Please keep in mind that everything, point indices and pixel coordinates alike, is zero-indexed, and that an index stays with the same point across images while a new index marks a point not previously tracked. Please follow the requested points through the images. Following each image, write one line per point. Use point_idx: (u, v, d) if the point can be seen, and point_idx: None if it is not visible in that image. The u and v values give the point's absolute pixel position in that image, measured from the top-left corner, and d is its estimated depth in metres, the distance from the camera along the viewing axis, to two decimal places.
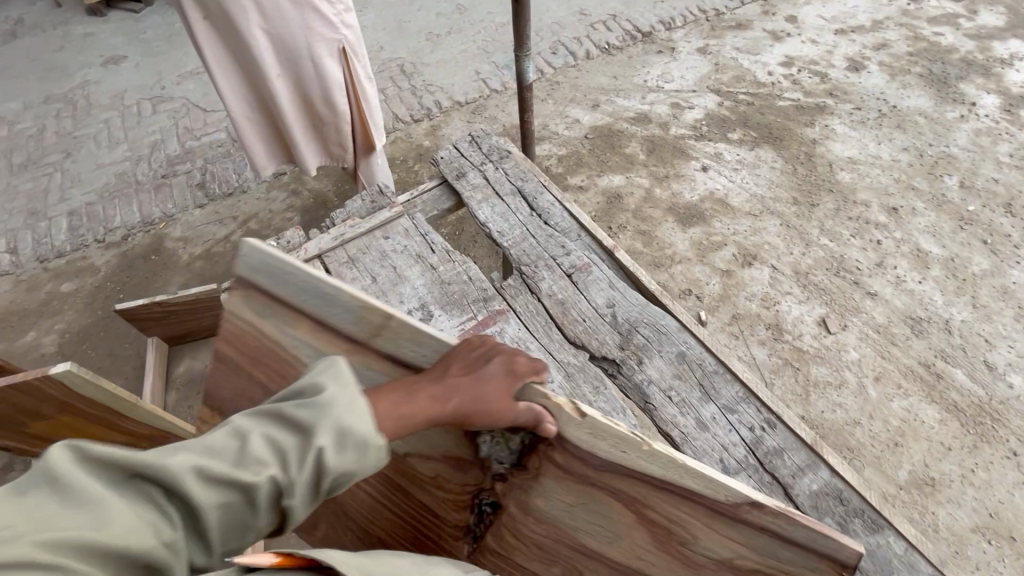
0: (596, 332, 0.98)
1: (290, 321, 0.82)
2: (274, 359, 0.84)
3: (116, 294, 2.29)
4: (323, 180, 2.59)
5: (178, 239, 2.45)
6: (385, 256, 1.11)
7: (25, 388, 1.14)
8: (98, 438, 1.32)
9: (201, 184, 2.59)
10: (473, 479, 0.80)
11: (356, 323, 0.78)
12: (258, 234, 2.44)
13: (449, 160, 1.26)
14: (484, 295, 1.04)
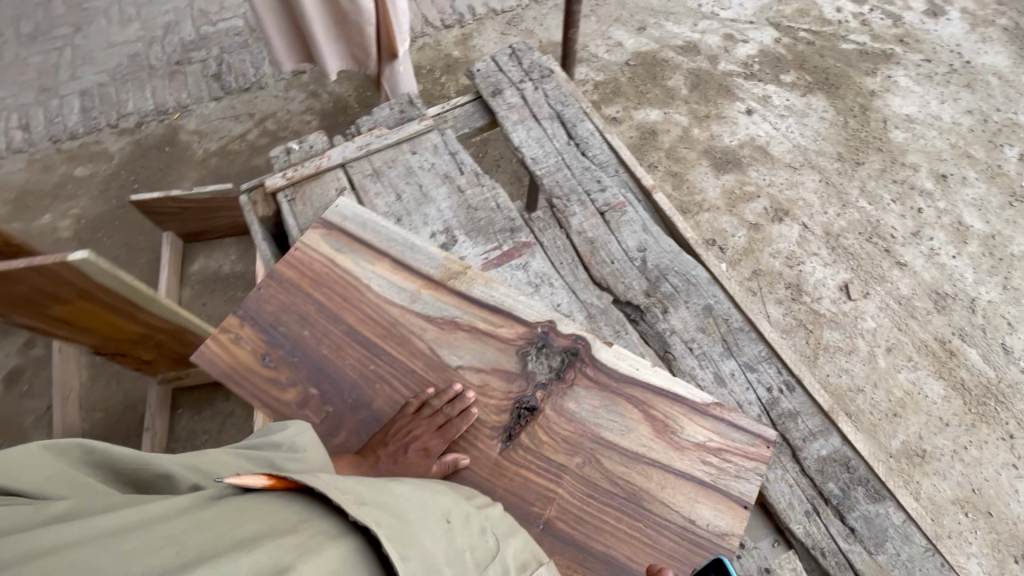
0: (623, 275, 0.95)
1: (367, 257, 0.94)
2: (336, 285, 0.91)
3: (130, 183, 2.25)
4: (345, 84, 2.46)
5: (194, 132, 2.37)
6: (411, 173, 1.05)
7: (39, 270, 1.11)
8: (116, 324, 1.37)
9: (217, 75, 2.46)
10: (518, 386, 0.82)
11: (433, 265, 0.93)
12: (275, 136, 2.35)
13: (485, 74, 1.17)
14: (511, 226, 1.00)
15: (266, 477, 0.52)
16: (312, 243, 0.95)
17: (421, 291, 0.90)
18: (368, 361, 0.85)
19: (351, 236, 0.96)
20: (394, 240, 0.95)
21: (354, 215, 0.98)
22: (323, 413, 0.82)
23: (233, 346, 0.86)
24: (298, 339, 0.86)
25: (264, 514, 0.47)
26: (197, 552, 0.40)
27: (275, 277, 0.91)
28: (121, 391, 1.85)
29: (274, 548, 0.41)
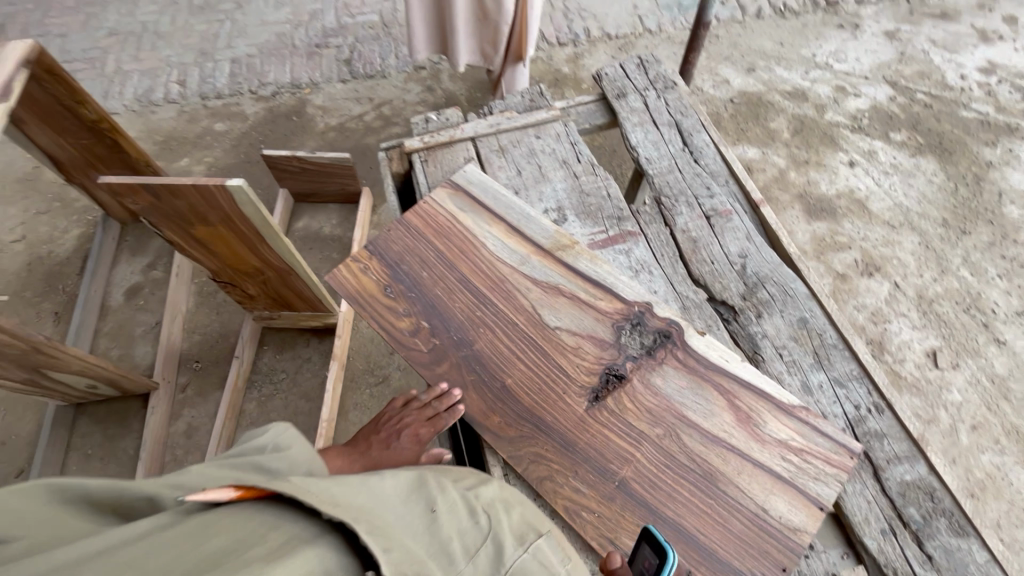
0: (721, 276, 0.99)
1: (486, 219, 1.02)
2: (455, 239, 1.00)
3: (259, 143, 2.51)
4: (459, 84, 2.64)
5: (319, 107, 2.60)
6: (533, 154, 1.14)
7: (200, 190, 1.28)
8: (238, 252, 1.54)
9: (348, 61, 2.71)
10: (609, 354, 0.88)
11: (545, 235, 1.00)
12: (389, 121, 2.55)
13: (612, 78, 1.25)
14: (619, 214, 1.06)
15: (235, 489, 0.55)
16: (439, 200, 1.05)
17: (531, 255, 0.98)
18: (476, 307, 0.93)
19: (473, 199, 1.05)
20: (512, 208, 1.04)
21: (478, 181, 1.07)
22: (430, 344, 0.90)
23: (361, 274, 0.97)
24: (417, 278, 0.96)
25: (245, 522, 0.50)
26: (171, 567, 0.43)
27: (404, 223, 1.02)
28: (219, 322, 2.04)
29: (244, 555, 0.44)
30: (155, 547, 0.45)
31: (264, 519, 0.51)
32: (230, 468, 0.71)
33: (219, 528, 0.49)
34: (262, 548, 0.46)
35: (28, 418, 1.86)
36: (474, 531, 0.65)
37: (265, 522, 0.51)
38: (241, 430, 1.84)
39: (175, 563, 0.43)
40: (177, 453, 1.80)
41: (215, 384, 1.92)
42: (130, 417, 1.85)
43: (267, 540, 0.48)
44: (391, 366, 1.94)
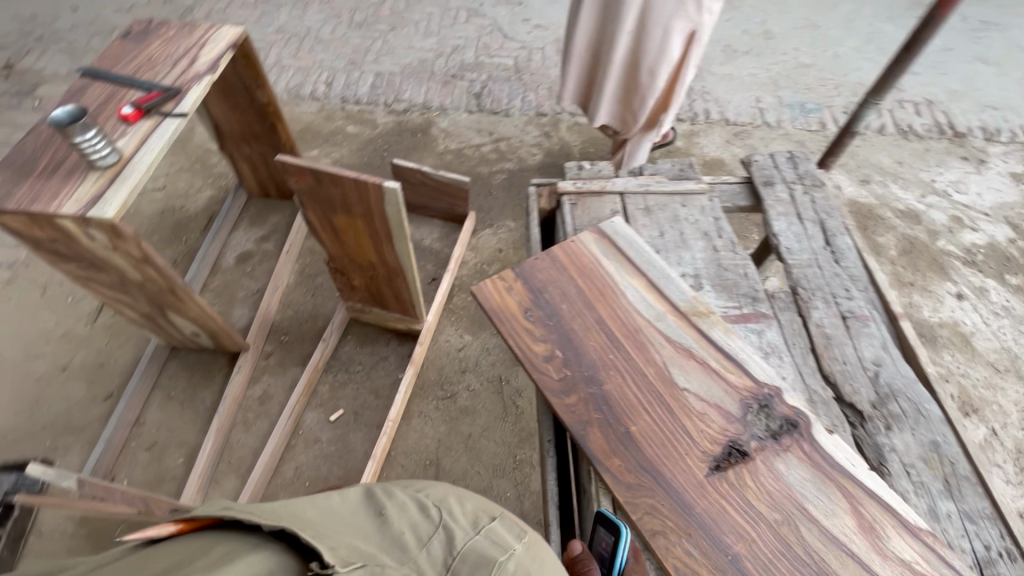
0: (852, 379, 0.99)
1: (628, 270, 1.07)
2: (596, 281, 1.05)
3: (382, 151, 2.69)
4: (576, 135, 2.76)
5: (443, 130, 2.78)
6: (676, 220, 1.19)
7: (358, 183, 1.40)
8: (363, 246, 1.66)
9: (478, 95, 2.90)
10: (734, 428, 0.88)
11: (683, 298, 1.04)
12: (504, 155, 2.68)
13: (761, 166, 1.31)
14: (754, 295, 1.09)
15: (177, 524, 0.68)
16: (584, 242, 1.12)
17: (667, 313, 1.01)
18: (609, 350, 0.96)
19: (617, 248, 1.11)
20: (653, 266, 1.09)
21: (622, 234, 1.13)
22: (562, 373, 0.93)
23: (505, 293, 1.04)
24: (557, 308, 1.01)
25: (199, 546, 0.63)
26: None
27: (550, 256, 1.09)
28: (312, 303, 2.15)
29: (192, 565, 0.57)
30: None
31: (209, 542, 0.64)
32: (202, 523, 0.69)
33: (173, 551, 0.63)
34: (209, 560, 0.59)
35: (126, 349, 1.99)
36: (426, 523, 0.75)
37: (211, 542, 0.64)
38: (309, 409, 1.91)
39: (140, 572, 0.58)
40: (248, 416, 1.88)
41: (295, 361, 2.00)
42: (214, 371, 1.95)
43: (211, 555, 0.60)
44: (461, 383, 1.98)
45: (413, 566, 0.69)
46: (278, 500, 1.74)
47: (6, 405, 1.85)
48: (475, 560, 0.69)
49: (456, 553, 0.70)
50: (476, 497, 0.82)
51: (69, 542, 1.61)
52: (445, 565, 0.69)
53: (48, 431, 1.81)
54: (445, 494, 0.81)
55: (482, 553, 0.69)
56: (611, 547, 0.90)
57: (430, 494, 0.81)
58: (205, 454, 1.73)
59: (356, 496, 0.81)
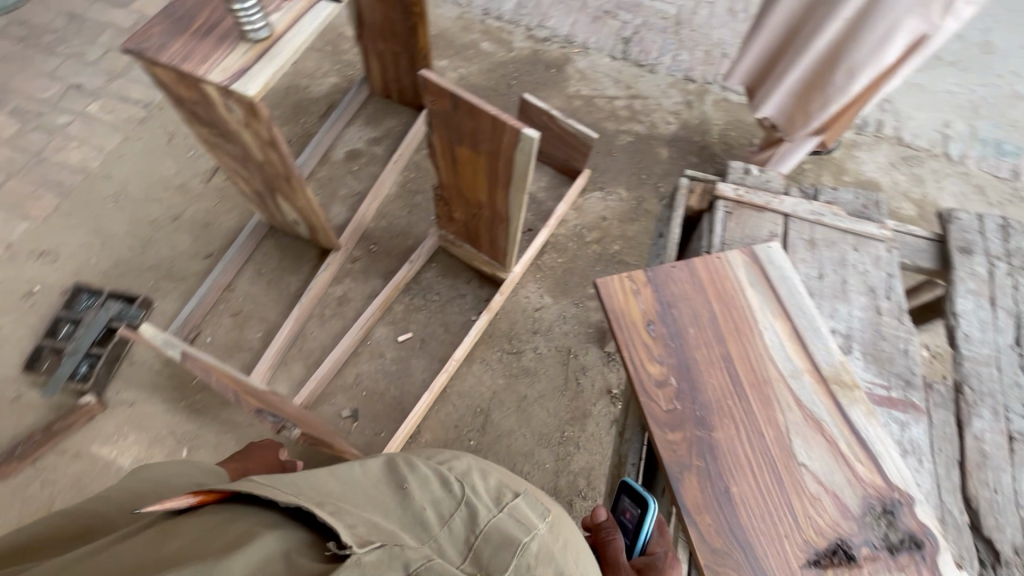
0: (999, 512, 0.86)
1: (772, 309, 0.95)
2: (734, 311, 0.94)
3: (511, 78, 2.52)
4: (720, 114, 2.47)
5: (579, 70, 2.55)
6: (842, 265, 1.03)
7: (496, 123, 1.30)
8: (475, 185, 1.59)
9: (627, 40, 2.62)
10: (846, 526, 0.78)
11: (828, 360, 0.90)
12: (636, 115, 2.45)
13: (963, 227, 1.08)
14: (909, 379, 0.94)
15: (194, 494, 0.64)
16: (731, 262, 0.99)
17: (806, 372, 0.89)
18: (729, 394, 0.87)
19: (767, 279, 0.97)
20: (803, 311, 0.95)
21: (777, 264, 0.99)
22: (671, 405, 0.86)
23: (631, 295, 0.94)
24: (683, 330, 0.91)
25: (211, 525, 0.60)
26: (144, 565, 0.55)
27: (690, 267, 0.97)
28: (407, 220, 2.13)
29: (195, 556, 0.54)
30: (133, 563, 0.56)
31: (224, 518, 0.61)
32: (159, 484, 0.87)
33: (184, 530, 0.60)
34: (223, 542, 0.56)
35: (231, 215, 2.07)
36: (449, 499, 0.69)
37: (226, 517, 0.61)
38: (381, 323, 1.94)
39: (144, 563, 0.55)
40: (325, 313, 1.94)
41: (379, 272, 2.02)
42: (304, 260, 2.01)
43: (226, 536, 0.57)
44: (530, 343, 1.94)
45: (434, 546, 0.63)
46: (336, 399, 1.83)
47: (122, 237, 1.99)
48: (499, 539, 0.64)
49: (477, 532, 0.65)
50: (500, 474, 0.78)
51: (154, 377, 1.77)
52: (467, 543, 0.64)
53: (153, 272, 1.95)
54: (468, 469, 0.76)
55: (507, 531, 0.65)
56: (636, 520, 0.88)
57: (453, 469, 0.76)
58: (281, 339, 1.82)
59: (378, 467, 0.74)
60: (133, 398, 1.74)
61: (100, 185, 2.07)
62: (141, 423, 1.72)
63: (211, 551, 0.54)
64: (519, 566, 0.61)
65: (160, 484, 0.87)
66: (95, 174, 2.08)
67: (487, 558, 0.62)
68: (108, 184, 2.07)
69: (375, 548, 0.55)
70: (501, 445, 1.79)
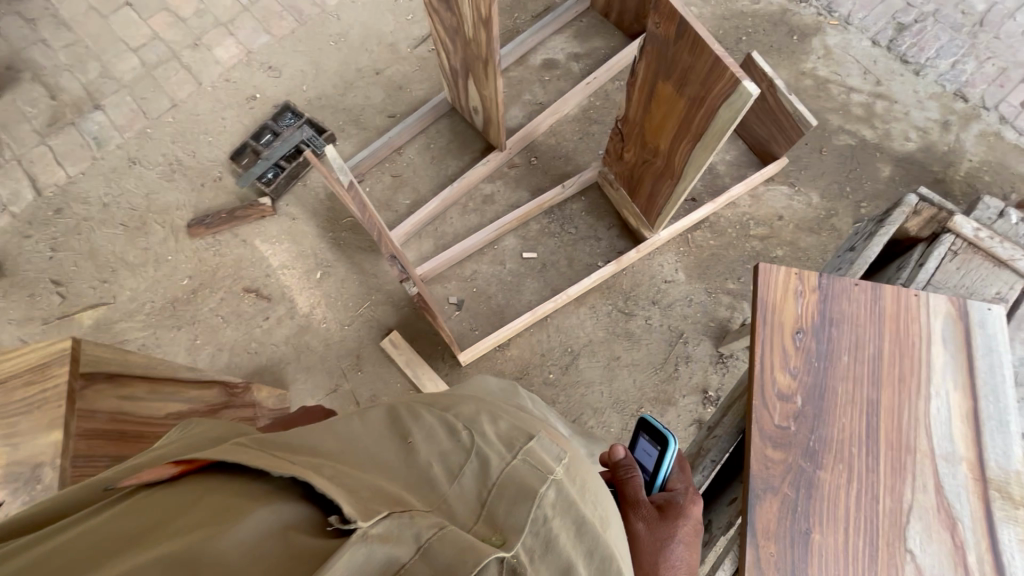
0: None
1: (957, 378, 0.78)
2: (907, 360, 0.79)
3: (744, 32, 2.22)
4: (980, 150, 2.00)
5: (826, 47, 2.18)
6: None
7: (716, 67, 1.17)
8: (661, 131, 1.47)
9: (902, 28, 2.16)
10: None
11: (1002, 464, 0.74)
12: (872, 119, 2.07)
13: None
14: None
15: (174, 465, 0.54)
16: (929, 306, 0.82)
17: (966, 462, 0.74)
18: (857, 442, 0.75)
19: (966, 344, 0.80)
20: (996, 396, 0.77)
21: (989, 332, 0.80)
22: (784, 421, 0.76)
23: (790, 294, 0.83)
24: (834, 353, 0.79)
25: (192, 502, 0.51)
26: (120, 550, 0.46)
27: (875, 293, 0.82)
28: (574, 146, 2.08)
29: (172, 542, 0.45)
30: (107, 548, 0.47)
31: (212, 491, 0.52)
32: (169, 445, 0.71)
33: (167, 502, 0.51)
34: (203, 522, 0.48)
35: (423, 86, 2.18)
36: (457, 451, 0.62)
37: (211, 488, 0.52)
38: (512, 235, 1.96)
39: (120, 547, 0.47)
40: (468, 205, 2.02)
41: (529, 187, 2.03)
42: (468, 151, 2.07)
43: (209, 514, 0.48)
44: (644, 313, 1.86)
45: (445, 506, 0.57)
46: (449, 284, 1.94)
47: (331, 76, 2.20)
48: (516, 491, 0.57)
49: (488, 486, 0.58)
50: (510, 418, 0.71)
51: (317, 205, 2.01)
52: (479, 499, 0.57)
53: (344, 115, 2.15)
54: (476, 413, 0.69)
55: (524, 481, 0.58)
56: (654, 458, 0.89)
57: (460, 414, 0.69)
58: (425, 214, 1.94)
59: (379, 420, 0.69)
60: (296, 214, 2.00)
61: (327, 24, 2.27)
62: (297, 236, 1.98)
63: (196, 535, 0.46)
64: (537, 521, 0.54)
65: (171, 447, 0.70)
66: (329, 11, 2.28)
67: (501, 518, 0.55)
68: (336, 24, 2.26)
69: (384, 520, 0.48)
70: (575, 393, 1.79)
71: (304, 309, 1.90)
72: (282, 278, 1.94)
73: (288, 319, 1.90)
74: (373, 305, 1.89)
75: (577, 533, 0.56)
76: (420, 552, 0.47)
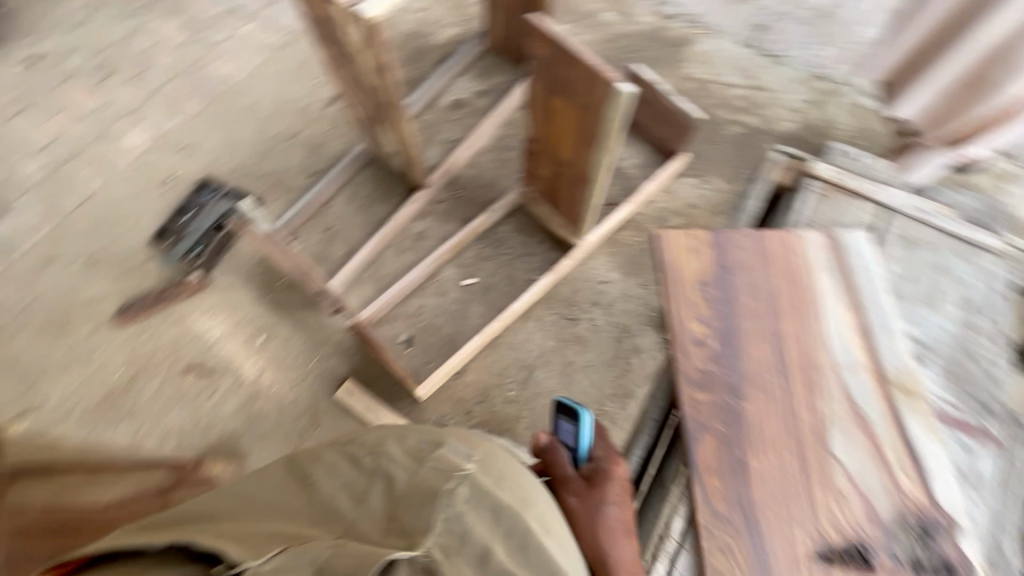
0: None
1: (843, 300, 0.92)
2: (799, 291, 0.92)
3: (628, 51, 2.44)
4: (849, 120, 2.25)
5: (701, 53, 2.42)
6: (934, 278, 1.33)
7: (594, 76, 1.30)
8: (564, 142, 1.59)
9: (761, 28, 2.44)
10: (874, 537, 0.79)
11: (894, 364, 0.88)
12: (754, 107, 2.30)
13: None
14: (976, 396, 1.22)
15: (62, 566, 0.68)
16: (808, 243, 0.96)
17: (864, 368, 0.87)
18: (772, 371, 0.88)
19: (846, 270, 0.94)
20: (876, 305, 0.91)
21: (860, 256, 0.95)
22: (705, 367, 0.89)
23: (687, 253, 0.95)
24: (736, 298, 0.92)
25: None
26: None
27: (761, 240, 0.96)
28: (494, 174, 2.19)
29: None
30: None
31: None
32: None
33: None
34: None
35: (340, 141, 2.24)
36: (362, 478, 0.75)
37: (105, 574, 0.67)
38: (450, 265, 2.02)
39: None
40: (403, 245, 2.06)
41: (459, 219, 2.10)
42: (394, 194, 2.13)
43: None
44: (590, 315, 1.93)
45: (355, 524, 0.68)
46: (396, 324, 1.95)
47: (248, 146, 2.23)
48: (423, 496, 0.69)
49: (397, 500, 0.70)
50: (419, 430, 0.81)
51: (250, 271, 1.99)
52: (388, 513, 0.69)
53: (266, 180, 2.18)
54: (384, 439, 0.80)
55: (431, 487, 0.69)
56: (575, 432, 1.01)
57: (366, 443, 0.80)
58: (360, 259, 1.97)
59: (279, 469, 0.81)
60: (230, 283, 1.97)
61: (236, 98, 2.32)
62: (234, 306, 1.94)
63: None
64: (450, 519, 0.66)
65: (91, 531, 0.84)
66: (236, 86, 2.33)
67: (409, 524, 0.65)
68: (245, 96, 2.32)
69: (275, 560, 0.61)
70: (538, 404, 1.82)
71: (252, 377, 1.85)
72: (223, 349, 1.89)
73: (236, 390, 1.84)
74: (323, 358, 1.87)
75: (494, 517, 0.68)
76: (320, 572, 0.59)
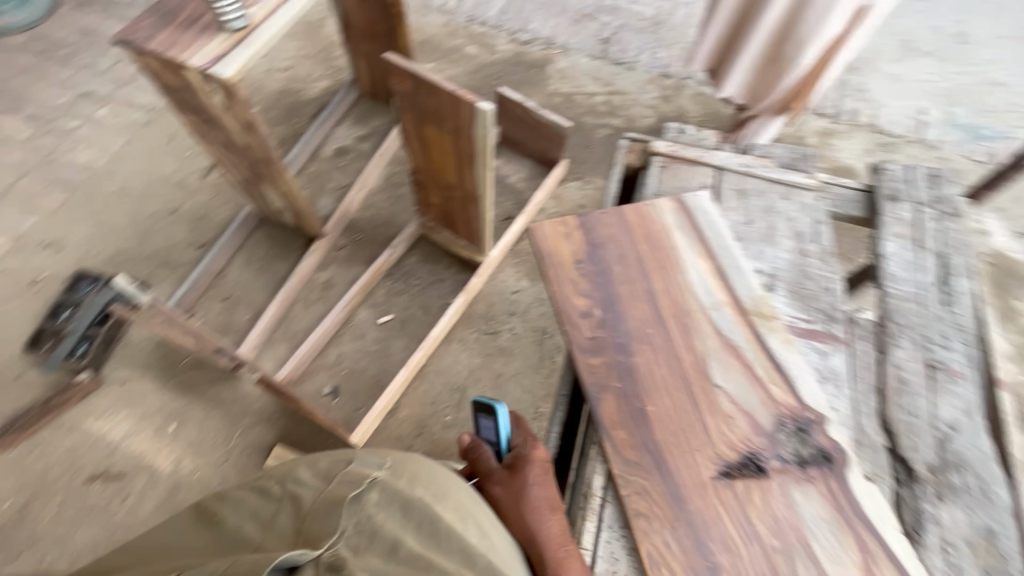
0: (915, 435, 1.04)
1: (698, 252, 1.10)
2: (661, 252, 1.10)
3: (494, 79, 2.60)
4: (697, 108, 2.54)
5: (560, 70, 2.63)
6: (769, 211, 1.27)
7: (454, 99, 1.38)
8: (445, 167, 1.67)
9: (606, 41, 2.70)
10: (757, 442, 0.95)
11: (748, 294, 1.06)
12: (616, 110, 2.52)
13: (892, 177, 1.32)
14: (830, 315, 1.14)
15: None
16: (661, 210, 1.15)
17: (723, 303, 1.05)
18: (650, 323, 1.04)
19: (695, 228, 1.13)
20: (724, 246, 1.11)
21: (705, 213, 1.14)
22: (594, 332, 1.04)
23: (561, 239, 1.12)
24: (609, 268, 1.09)
25: None
26: None
27: (622, 217, 1.14)
28: (390, 211, 2.22)
29: None
30: None
31: None
32: None
33: None
34: None
35: (224, 208, 2.18)
36: (270, 504, 0.87)
37: None
38: (362, 307, 2.01)
39: None
40: (309, 297, 2.03)
41: (362, 261, 2.10)
42: (291, 249, 2.10)
43: None
44: (507, 325, 1.99)
45: (265, 545, 0.81)
46: (318, 377, 1.90)
47: (123, 230, 2.11)
48: (330, 506, 0.82)
49: (303, 515, 0.83)
50: (330, 454, 0.94)
51: (147, 358, 1.85)
52: (296, 530, 0.81)
53: (150, 261, 2.07)
54: (295, 467, 0.92)
55: (336, 496, 0.84)
56: (495, 427, 1.09)
57: (277, 474, 0.93)
58: (266, 320, 1.91)
59: (190, 515, 0.91)
60: (126, 375, 1.83)
61: (101, 184, 2.20)
62: (134, 399, 1.80)
63: None
64: (360, 523, 0.80)
65: None
66: (100, 171, 2.21)
67: (316, 533, 0.79)
68: (111, 180, 2.20)
69: None
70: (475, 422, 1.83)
71: (168, 469, 1.72)
72: (131, 449, 1.74)
73: (152, 488, 1.69)
74: (246, 429, 1.77)
75: (405, 514, 0.83)
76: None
